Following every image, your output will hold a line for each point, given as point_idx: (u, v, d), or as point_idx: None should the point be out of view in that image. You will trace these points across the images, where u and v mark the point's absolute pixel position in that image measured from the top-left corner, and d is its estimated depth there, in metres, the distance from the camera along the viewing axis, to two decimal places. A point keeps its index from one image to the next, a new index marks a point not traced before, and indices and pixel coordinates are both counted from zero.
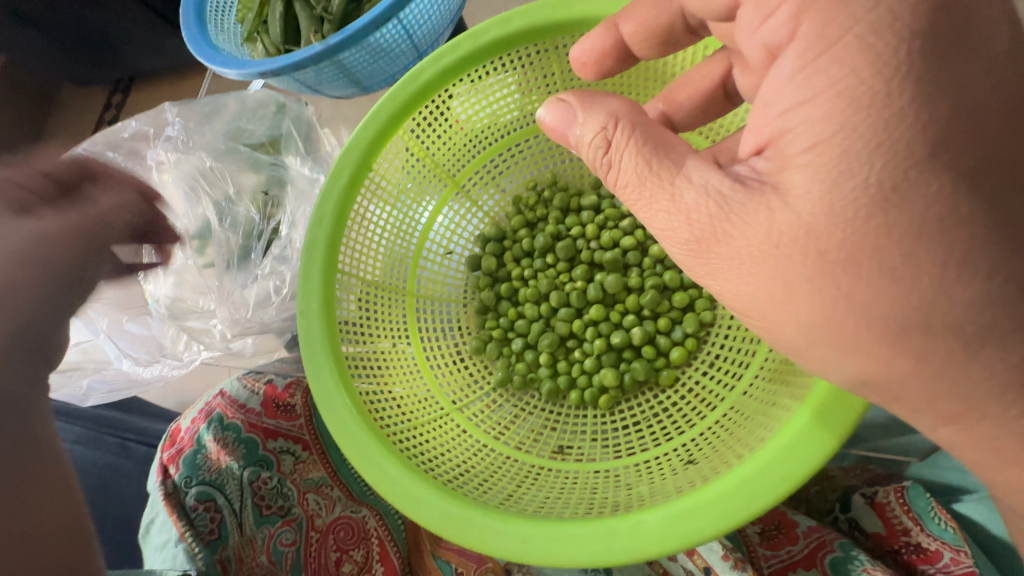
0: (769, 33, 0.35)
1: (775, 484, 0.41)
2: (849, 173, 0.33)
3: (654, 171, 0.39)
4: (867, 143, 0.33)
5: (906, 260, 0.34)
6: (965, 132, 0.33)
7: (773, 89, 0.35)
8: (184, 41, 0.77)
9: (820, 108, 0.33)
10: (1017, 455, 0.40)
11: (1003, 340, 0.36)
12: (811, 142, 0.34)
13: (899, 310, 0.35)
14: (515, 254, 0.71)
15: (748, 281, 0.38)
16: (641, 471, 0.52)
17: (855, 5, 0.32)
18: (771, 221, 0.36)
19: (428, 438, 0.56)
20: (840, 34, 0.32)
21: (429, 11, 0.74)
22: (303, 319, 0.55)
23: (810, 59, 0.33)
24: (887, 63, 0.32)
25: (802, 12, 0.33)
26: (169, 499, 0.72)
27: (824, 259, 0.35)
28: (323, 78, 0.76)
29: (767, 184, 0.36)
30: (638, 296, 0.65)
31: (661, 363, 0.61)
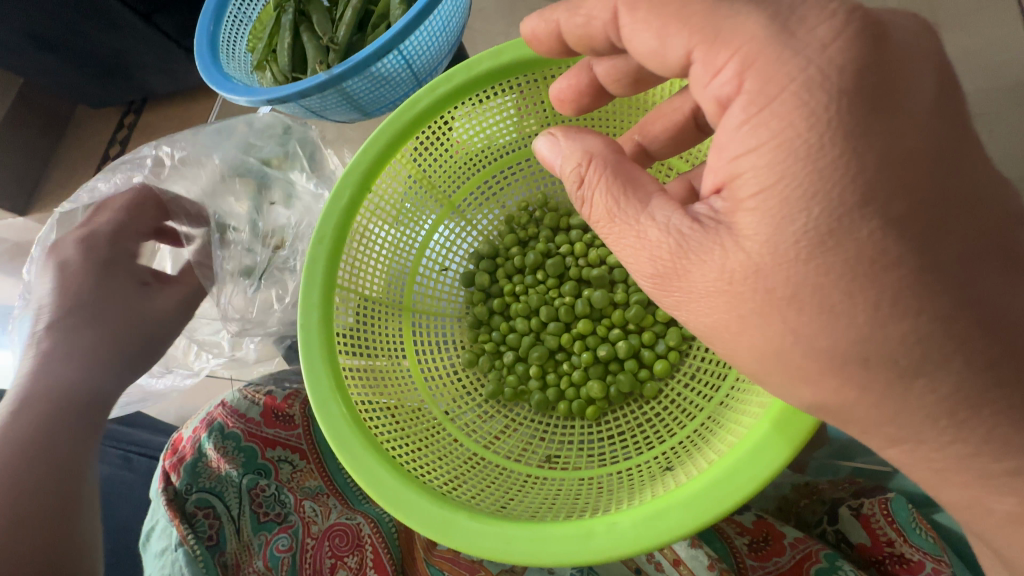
0: (717, 87, 0.38)
1: (745, 483, 0.43)
2: (792, 219, 0.37)
3: (622, 209, 0.43)
4: (806, 190, 0.36)
5: (847, 294, 0.37)
6: (900, 179, 0.36)
7: (726, 136, 0.38)
8: (199, 71, 0.81)
9: (766, 157, 0.37)
10: (965, 477, 0.42)
11: (946, 368, 0.38)
12: (758, 186, 0.37)
13: (843, 340, 0.38)
14: (507, 270, 0.74)
15: (709, 312, 0.42)
16: (624, 477, 0.55)
17: (788, 63, 0.35)
18: (724, 259, 0.39)
19: (422, 446, 0.58)
20: (778, 91, 0.36)
21: (429, 42, 0.79)
22: (304, 328, 0.58)
23: (755, 112, 0.36)
24: (824, 115, 0.35)
25: (746, 70, 0.36)
26: (170, 504, 0.75)
27: (771, 295, 0.39)
28: (328, 104, 0.80)
29: (721, 223, 0.39)
30: (624, 310, 0.67)
31: (644, 374, 0.64)
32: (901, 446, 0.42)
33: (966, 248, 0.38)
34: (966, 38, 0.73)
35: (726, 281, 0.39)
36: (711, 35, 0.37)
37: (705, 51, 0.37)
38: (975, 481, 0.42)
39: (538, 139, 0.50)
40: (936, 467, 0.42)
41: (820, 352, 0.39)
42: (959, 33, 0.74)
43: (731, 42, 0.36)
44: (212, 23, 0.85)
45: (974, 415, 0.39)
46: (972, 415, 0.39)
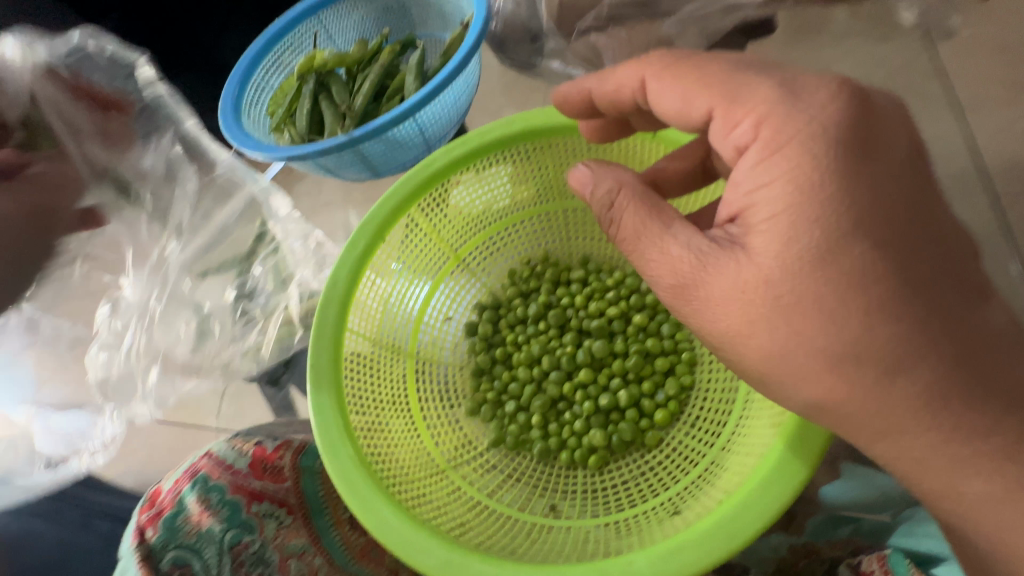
0: (737, 137, 0.44)
1: (769, 496, 0.45)
2: (803, 236, 0.41)
3: (647, 227, 0.47)
4: (812, 216, 0.41)
5: (842, 298, 0.41)
6: (882, 209, 0.41)
7: (743, 174, 0.43)
8: (221, 129, 0.87)
9: (777, 191, 0.42)
10: (963, 485, 0.44)
11: (935, 374, 0.41)
12: (770, 214, 0.42)
13: (837, 342, 0.41)
14: (510, 321, 0.76)
15: (732, 327, 0.44)
16: (630, 522, 0.55)
17: (798, 119, 0.41)
18: (738, 271, 0.43)
19: (427, 494, 0.58)
20: (793, 135, 0.41)
21: (440, 113, 0.86)
22: (313, 370, 0.60)
23: (767, 154, 0.42)
24: (825, 159, 0.41)
25: (761, 124, 0.42)
26: (144, 563, 0.68)
27: (779, 300, 0.42)
28: (342, 164, 0.86)
29: (737, 244, 0.44)
30: (624, 360, 0.69)
31: (645, 424, 0.65)
32: (900, 453, 0.44)
33: (948, 270, 0.42)
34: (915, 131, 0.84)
35: (738, 289, 0.43)
36: (731, 96, 0.44)
37: (726, 105, 0.44)
38: (962, 494, 0.44)
39: (574, 166, 0.53)
40: (935, 475, 0.44)
41: (814, 358, 0.42)
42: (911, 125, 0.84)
43: (747, 102, 0.43)
44: (235, 90, 0.93)
45: (955, 425, 0.42)
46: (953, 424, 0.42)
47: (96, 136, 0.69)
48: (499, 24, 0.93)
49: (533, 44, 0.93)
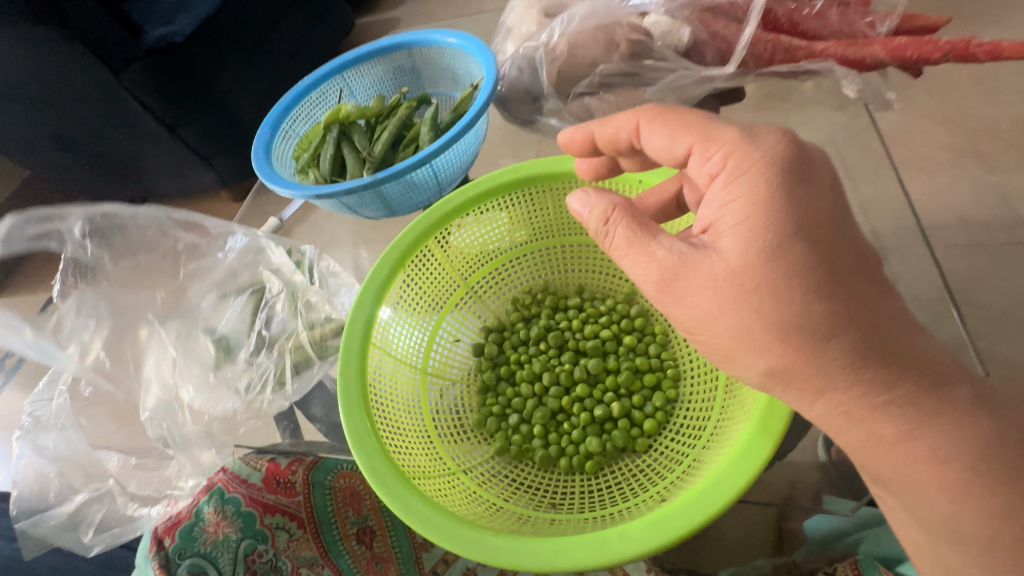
0: (709, 167, 0.55)
1: (745, 468, 0.54)
2: (758, 237, 0.50)
3: (636, 237, 0.57)
4: (766, 223, 0.50)
5: (785, 278, 0.50)
6: (817, 213, 0.51)
7: (714, 193, 0.54)
8: (254, 169, 0.97)
9: (739, 205, 0.52)
10: (896, 445, 0.52)
11: (862, 345, 0.51)
12: (735, 222, 0.52)
13: (791, 329, 0.51)
14: (514, 342, 0.85)
15: (708, 316, 0.53)
16: (622, 511, 0.62)
17: (755, 152, 0.52)
18: (712, 266, 0.52)
19: (442, 487, 0.65)
20: (753, 162, 0.52)
21: (452, 160, 0.98)
22: (342, 376, 0.68)
23: (734, 178, 0.53)
24: (771, 180, 0.51)
25: (728, 157, 0.53)
26: (161, 571, 0.67)
27: (740, 287, 0.51)
28: (362, 202, 0.96)
29: (710, 246, 0.53)
30: (616, 376, 0.78)
31: (636, 431, 0.73)
32: (840, 415, 0.53)
33: (869, 266, 0.52)
34: (868, 186, 0.98)
35: (711, 273, 0.52)
36: (706, 137, 0.55)
37: (701, 144, 0.56)
38: (901, 471, 0.52)
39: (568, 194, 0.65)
40: (873, 436, 0.53)
41: (768, 342, 0.52)
42: (865, 180, 0.98)
43: (717, 140, 0.54)
44: (267, 137, 1.04)
45: (883, 389, 0.51)
46: (881, 401, 0.52)
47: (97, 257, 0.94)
48: (504, 87, 1.09)
49: (534, 104, 1.08)
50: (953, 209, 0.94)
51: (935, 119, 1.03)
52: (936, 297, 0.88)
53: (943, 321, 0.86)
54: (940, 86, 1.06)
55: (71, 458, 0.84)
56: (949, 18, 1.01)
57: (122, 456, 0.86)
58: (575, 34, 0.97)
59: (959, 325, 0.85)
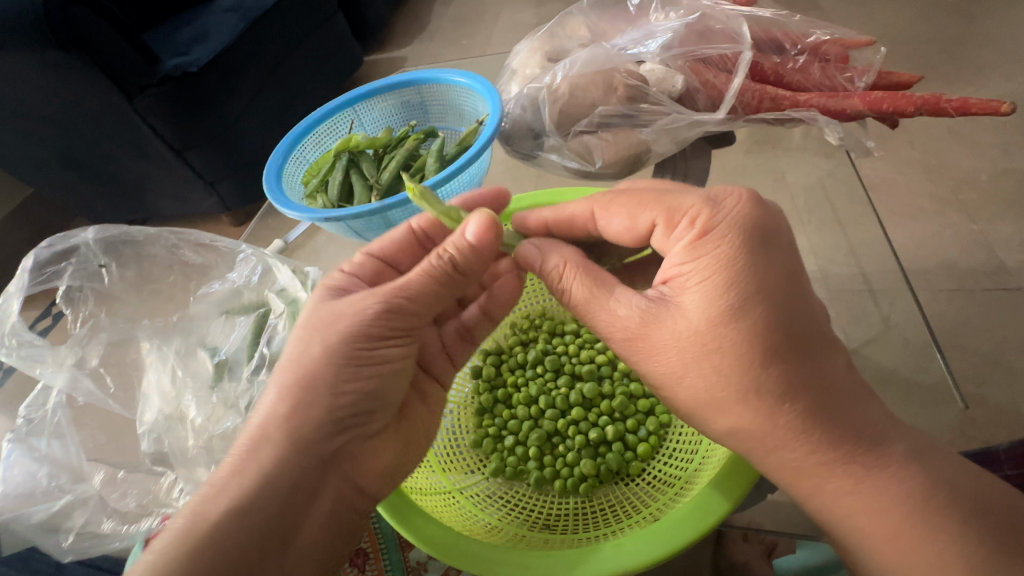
0: (673, 236, 0.57)
1: (726, 489, 0.57)
2: (723, 284, 0.52)
3: (595, 295, 0.60)
4: (732, 272, 0.52)
5: (744, 310, 0.52)
6: (771, 256, 0.53)
7: (677, 252, 0.56)
8: (264, 192, 1.01)
9: (705, 262, 0.53)
10: (867, 489, 0.51)
11: (822, 384, 0.52)
12: (699, 279, 0.54)
13: (757, 362, 0.52)
14: (511, 364, 0.87)
15: (677, 363, 0.55)
16: (615, 529, 0.65)
17: (717, 217, 0.55)
18: (675, 324, 0.54)
19: (438, 505, 0.67)
20: (716, 223, 0.54)
21: (457, 190, 1.03)
22: None
23: (697, 240, 0.55)
24: (731, 222, 0.54)
25: (692, 221, 0.56)
26: None
27: (698, 331, 0.53)
28: (368, 227, 1.00)
29: (670, 301, 0.56)
30: (610, 400, 0.80)
31: (630, 455, 0.75)
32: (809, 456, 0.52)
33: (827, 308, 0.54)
34: (855, 229, 1.00)
35: (675, 338, 0.54)
36: (665, 209, 0.58)
37: (664, 216, 0.58)
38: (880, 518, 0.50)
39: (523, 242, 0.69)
40: (844, 478, 0.51)
41: (733, 384, 0.52)
42: (853, 225, 1.01)
43: (679, 208, 0.57)
44: (278, 162, 1.08)
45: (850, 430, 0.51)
46: (866, 446, 0.51)
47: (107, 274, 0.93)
48: (509, 123, 1.14)
49: (534, 141, 1.13)
50: (935, 253, 1.00)
51: (917, 169, 1.13)
52: (924, 341, 0.86)
53: (930, 367, 0.85)
54: (921, 138, 1.18)
55: (60, 462, 0.80)
56: (921, 75, 1.09)
57: (106, 470, 0.83)
58: (576, 77, 1.03)
59: (945, 371, 0.84)
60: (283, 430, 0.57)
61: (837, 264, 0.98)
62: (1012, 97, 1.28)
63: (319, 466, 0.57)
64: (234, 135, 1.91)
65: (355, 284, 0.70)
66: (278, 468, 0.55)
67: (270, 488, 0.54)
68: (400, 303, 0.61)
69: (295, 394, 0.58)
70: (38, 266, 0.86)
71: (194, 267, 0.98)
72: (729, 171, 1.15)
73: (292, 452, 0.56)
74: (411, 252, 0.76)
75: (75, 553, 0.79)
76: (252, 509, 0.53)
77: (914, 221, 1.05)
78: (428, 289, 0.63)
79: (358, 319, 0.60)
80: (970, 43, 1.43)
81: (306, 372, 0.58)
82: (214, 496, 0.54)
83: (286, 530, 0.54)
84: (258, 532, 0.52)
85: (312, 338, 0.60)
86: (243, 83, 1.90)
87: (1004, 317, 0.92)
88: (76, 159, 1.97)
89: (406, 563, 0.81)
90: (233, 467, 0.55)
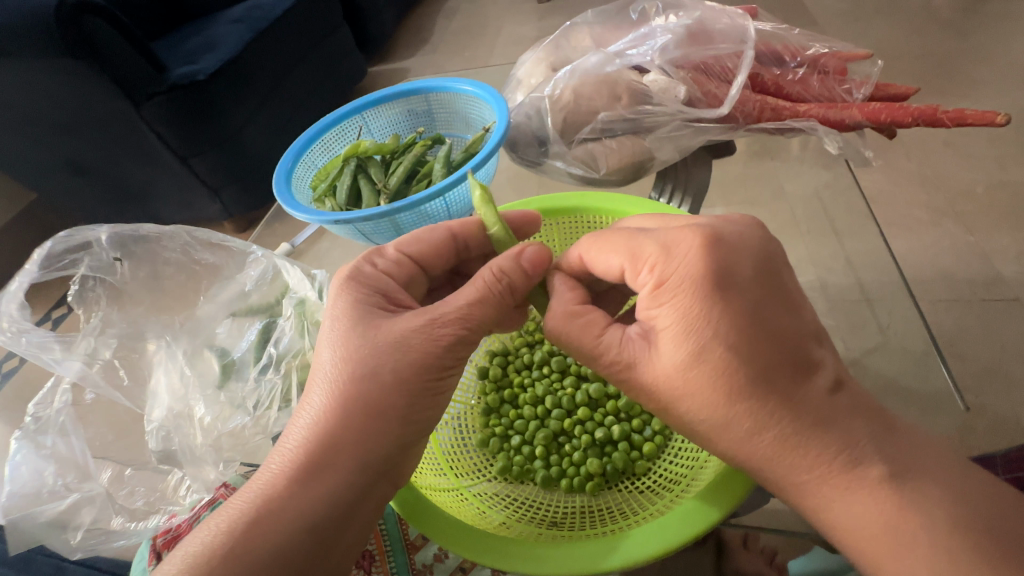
0: (641, 280, 0.59)
1: (733, 490, 0.58)
2: (690, 331, 0.54)
3: (586, 333, 0.62)
4: (699, 313, 0.54)
5: (743, 308, 0.54)
6: (769, 264, 0.58)
7: (645, 300, 0.58)
8: (274, 195, 1.02)
9: (670, 310, 0.56)
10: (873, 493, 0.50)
11: (822, 381, 0.53)
12: (668, 324, 0.56)
13: (757, 354, 0.53)
14: (517, 365, 0.88)
15: (669, 393, 0.57)
16: (623, 527, 0.66)
17: (678, 264, 0.56)
18: (656, 364, 0.57)
19: (446, 499, 0.68)
20: (674, 270, 0.56)
21: (464, 195, 1.05)
22: None
23: (658, 289, 0.57)
24: (719, 236, 0.58)
25: (654, 270, 0.58)
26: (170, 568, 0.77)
27: (700, 336, 0.54)
28: (376, 230, 1.01)
29: (648, 343, 0.58)
30: (616, 401, 0.81)
31: (636, 454, 0.76)
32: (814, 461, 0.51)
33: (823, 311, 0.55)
34: (854, 238, 1.02)
35: (656, 379, 0.57)
36: (631, 256, 0.61)
37: (630, 262, 0.61)
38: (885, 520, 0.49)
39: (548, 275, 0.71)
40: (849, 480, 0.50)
41: (737, 377, 0.53)
42: (852, 235, 1.02)
43: (642, 256, 0.59)
44: (288, 167, 1.09)
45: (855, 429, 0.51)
46: (872, 444, 0.50)
47: (117, 270, 0.94)
48: (513, 131, 1.17)
49: (540, 148, 1.15)
50: (933, 263, 1.02)
51: (914, 181, 1.15)
52: (922, 349, 0.87)
53: (929, 374, 0.86)
54: (918, 151, 1.20)
55: (68, 460, 0.80)
56: (917, 89, 1.12)
57: (114, 467, 0.83)
58: (580, 86, 1.06)
59: (946, 378, 0.84)
60: (348, 454, 0.58)
61: (834, 274, 0.99)
62: (1006, 111, 1.31)
63: (372, 480, 0.59)
64: (239, 143, 1.93)
65: (390, 284, 0.69)
66: (332, 481, 0.57)
67: (321, 501, 0.56)
68: (464, 334, 0.63)
69: (360, 419, 0.58)
70: (50, 260, 0.87)
71: (202, 265, 1.00)
72: (729, 181, 1.18)
73: (353, 463, 0.58)
74: (444, 255, 0.77)
75: (82, 549, 0.79)
76: (310, 522, 0.56)
77: (910, 231, 1.07)
78: (487, 310, 0.64)
79: (430, 346, 0.61)
80: (963, 59, 1.47)
81: (370, 397, 0.59)
82: (266, 505, 0.56)
83: (341, 542, 0.57)
84: (316, 544, 0.56)
85: (377, 356, 0.60)
86: (249, 92, 1.93)
87: (1001, 326, 0.93)
88: (83, 165, 1.99)
89: (413, 565, 0.82)
90: (293, 486, 0.56)
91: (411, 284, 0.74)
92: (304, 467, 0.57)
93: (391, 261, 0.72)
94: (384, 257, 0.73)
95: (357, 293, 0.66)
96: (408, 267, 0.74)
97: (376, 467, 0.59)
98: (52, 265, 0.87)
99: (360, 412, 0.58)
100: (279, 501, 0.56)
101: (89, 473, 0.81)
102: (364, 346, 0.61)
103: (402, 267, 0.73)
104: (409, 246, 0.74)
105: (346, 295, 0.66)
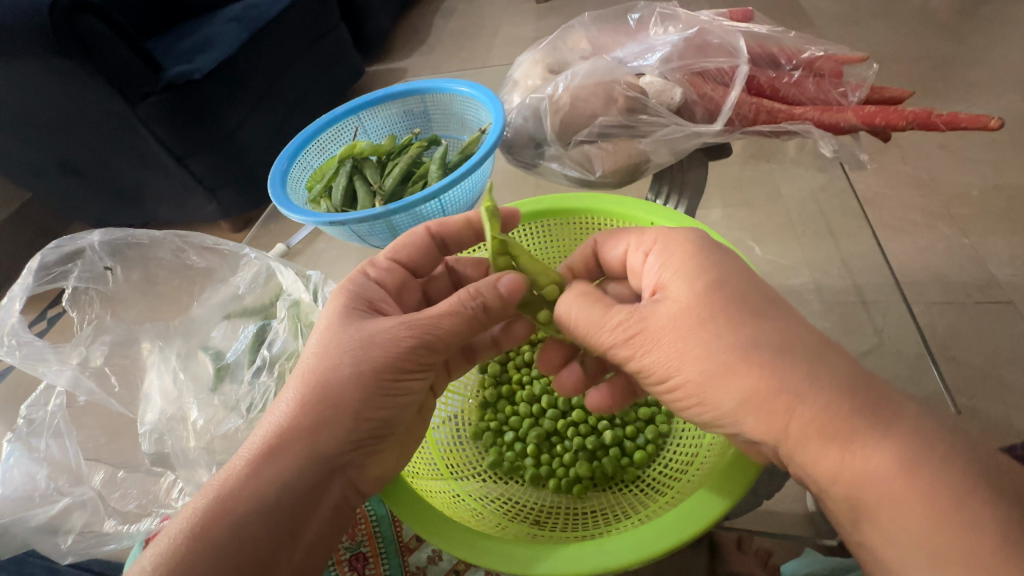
0: (649, 250, 0.65)
1: (727, 493, 0.58)
2: (698, 269, 0.59)
3: (593, 309, 0.63)
4: (704, 258, 0.60)
5: (735, 276, 0.59)
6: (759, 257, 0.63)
7: (653, 260, 0.64)
8: (269, 196, 1.02)
9: (677, 258, 0.61)
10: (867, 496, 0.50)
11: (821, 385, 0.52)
12: (676, 271, 0.60)
13: (750, 357, 0.53)
14: (517, 362, 0.89)
15: (675, 355, 0.57)
16: (600, 529, 0.65)
17: (680, 231, 0.64)
18: (667, 311, 0.58)
19: (433, 492, 0.68)
20: (677, 234, 0.64)
21: (460, 196, 1.05)
22: None
23: (664, 246, 0.64)
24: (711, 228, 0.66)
25: (659, 237, 0.65)
26: None
27: (705, 284, 0.58)
28: (372, 231, 1.01)
29: (658, 298, 0.60)
30: (611, 406, 0.82)
31: (627, 460, 0.76)
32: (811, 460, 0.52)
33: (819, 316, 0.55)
34: (848, 241, 1.02)
35: (670, 320, 0.57)
36: (639, 233, 0.68)
37: (636, 239, 0.68)
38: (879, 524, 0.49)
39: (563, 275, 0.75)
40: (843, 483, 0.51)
41: (733, 377, 0.53)
42: (847, 237, 1.03)
43: (649, 232, 0.67)
44: (283, 168, 1.09)
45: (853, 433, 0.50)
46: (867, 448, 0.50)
47: (110, 276, 0.93)
48: (511, 132, 1.16)
49: (537, 149, 1.15)
50: (927, 266, 1.02)
51: (908, 184, 1.16)
52: (915, 352, 0.88)
53: (923, 378, 0.86)
54: (913, 154, 1.21)
55: (58, 463, 0.79)
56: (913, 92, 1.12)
57: (107, 470, 0.83)
58: (577, 89, 1.06)
59: (938, 381, 0.84)
60: (300, 439, 0.58)
61: (830, 277, 0.99)
62: (1001, 114, 1.31)
63: (325, 475, 0.58)
64: (235, 143, 1.93)
65: (378, 289, 0.71)
66: (285, 471, 0.56)
67: (270, 493, 0.55)
68: (429, 339, 0.63)
69: (316, 408, 0.58)
70: (43, 268, 0.86)
71: (196, 269, 1.00)
72: (725, 183, 1.18)
73: (302, 454, 0.57)
74: (430, 255, 0.79)
75: (74, 553, 0.79)
76: (259, 512, 0.54)
77: (904, 234, 1.08)
78: (459, 323, 0.64)
79: (390, 347, 0.61)
80: (959, 62, 1.47)
81: (334, 392, 0.59)
82: (213, 493, 0.55)
83: (292, 537, 0.56)
84: (261, 538, 0.54)
85: (335, 354, 0.61)
86: (245, 92, 1.92)
87: (994, 328, 0.94)
88: (77, 164, 1.98)
89: (407, 567, 0.82)
90: (250, 471, 0.56)
91: (401, 289, 0.75)
92: (261, 456, 0.56)
93: (381, 267, 0.74)
94: (376, 265, 0.74)
95: (346, 293, 0.68)
96: (400, 272, 0.75)
97: (330, 463, 0.58)
98: (46, 272, 0.87)
99: (320, 404, 0.59)
100: (229, 489, 0.55)
101: (82, 476, 0.80)
102: (338, 340, 0.62)
103: (394, 274, 0.75)
104: (396, 253, 0.77)
105: (335, 295, 0.68)
